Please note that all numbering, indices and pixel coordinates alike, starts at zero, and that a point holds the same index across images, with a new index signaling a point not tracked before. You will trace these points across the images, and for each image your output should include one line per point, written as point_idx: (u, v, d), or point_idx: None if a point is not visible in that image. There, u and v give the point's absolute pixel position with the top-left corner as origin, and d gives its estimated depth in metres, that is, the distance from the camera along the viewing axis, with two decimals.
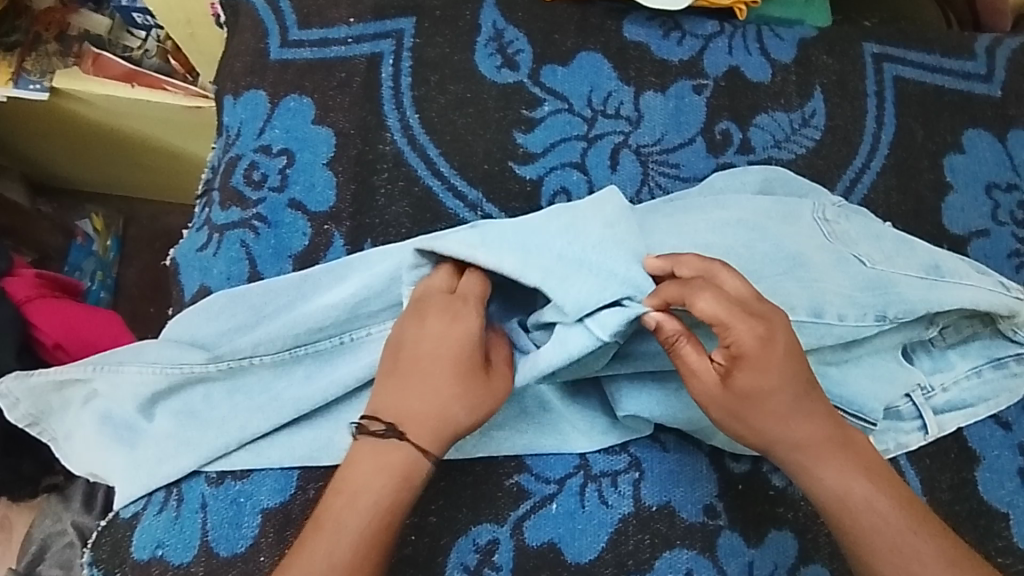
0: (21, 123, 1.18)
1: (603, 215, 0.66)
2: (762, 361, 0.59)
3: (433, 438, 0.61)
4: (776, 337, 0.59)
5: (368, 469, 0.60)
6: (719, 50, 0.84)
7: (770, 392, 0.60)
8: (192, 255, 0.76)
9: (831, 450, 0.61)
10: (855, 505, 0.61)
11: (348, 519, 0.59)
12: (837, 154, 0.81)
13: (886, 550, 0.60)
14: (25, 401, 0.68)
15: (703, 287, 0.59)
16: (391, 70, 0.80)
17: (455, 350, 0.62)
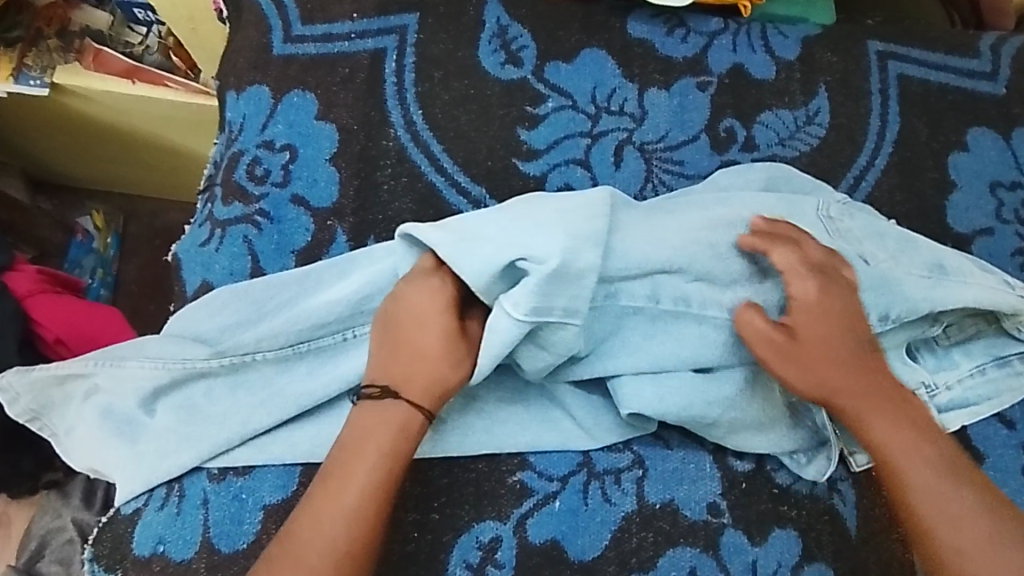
0: (22, 119, 1.18)
1: (572, 207, 0.65)
2: (820, 309, 0.65)
3: (425, 398, 0.63)
4: (834, 289, 0.65)
5: (365, 431, 0.61)
6: (723, 47, 0.84)
7: (830, 341, 0.64)
8: (194, 251, 0.75)
9: (882, 403, 0.64)
10: (903, 457, 0.62)
11: (349, 483, 0.60)
12: (841, 152, 0.81)
13: (936, 503, 0.61)
14: (26, 396, 0.68)
15: (784, 243, 0.66)
16: (394, 66, 0.80)
17: (440, 316, 0.63)
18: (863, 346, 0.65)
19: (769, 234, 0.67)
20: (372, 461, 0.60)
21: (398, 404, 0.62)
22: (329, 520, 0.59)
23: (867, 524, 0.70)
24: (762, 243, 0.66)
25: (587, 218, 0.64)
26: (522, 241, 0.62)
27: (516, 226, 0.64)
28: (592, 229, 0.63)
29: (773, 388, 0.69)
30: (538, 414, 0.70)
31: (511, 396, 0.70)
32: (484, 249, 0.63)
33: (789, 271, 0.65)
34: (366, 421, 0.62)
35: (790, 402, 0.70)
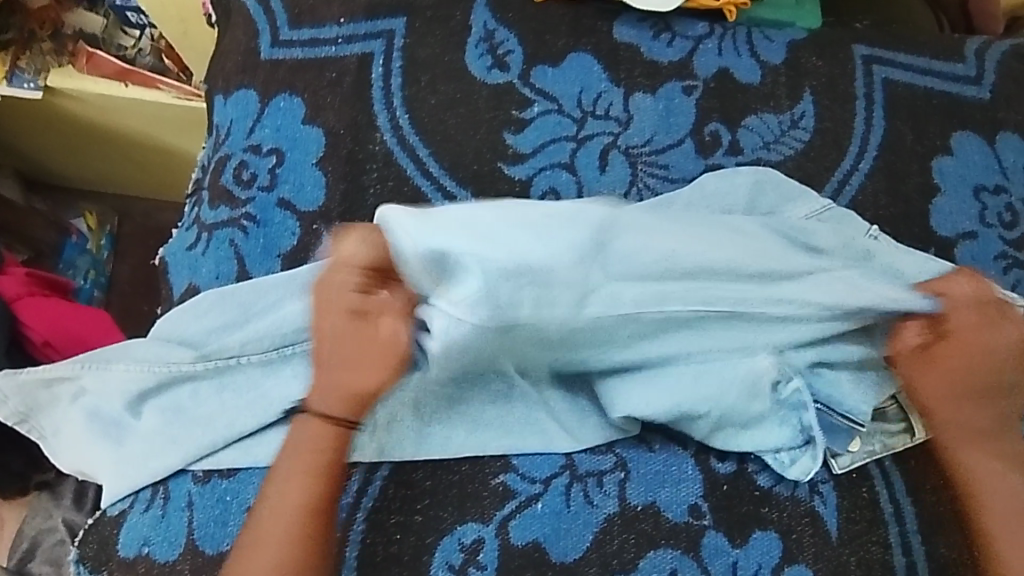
0: (16, 120, 1.19)
1: (528, 213, 0.66)
2: (970, 344, 0.67)
3: (339, 401, 0.64)
4: (986, 330, 0.68)
5: (287, 449, 0.64)
6: (709, 52, 0.84)
7: (960, 374, 0.67)
8: (181, 254, 0.76)
9: (985, 438, 0.68)
10: (986, 485, 0.68)
11: (279, 505, 0.62)
12: (827, 156, 0.81)
13: (1003, 531, 0.67)
14: (15, 398, 0.69)
15: (955, 280, 0.69)
16: (381, 70, 0.80)
17: (339, 315, 0.63)
18: (998, 385, 0.67)
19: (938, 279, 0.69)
20: (300, 478, 0.63)
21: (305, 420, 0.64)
22: (265, 542, 0.61)
23: (848, 527, 0.70)
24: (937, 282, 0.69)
25: (534, 225, 0.65)
26: (497, 248, 0.63)
27: (476, 229, 0.65)
28: (550, 237, 0.64)
29: (762, 385, 0.68)
30: (522, 416, 0.70)
31: (495, 398, 0.70)
32: (458, 248, 0.63)
33: (953, 301, 0.68)
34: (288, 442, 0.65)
35: (778, 399, 0.69)
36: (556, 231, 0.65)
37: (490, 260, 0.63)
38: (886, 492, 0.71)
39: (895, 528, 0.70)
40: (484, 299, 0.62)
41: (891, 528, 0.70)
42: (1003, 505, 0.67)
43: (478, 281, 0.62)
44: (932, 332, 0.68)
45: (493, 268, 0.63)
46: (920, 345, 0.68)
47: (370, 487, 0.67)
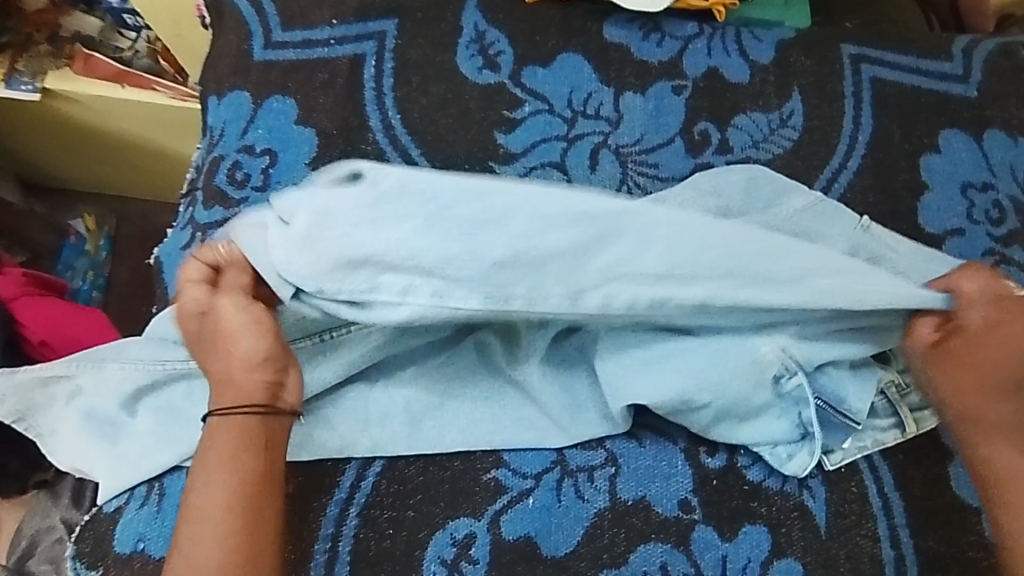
0: (14, 123, 1.20)
1: (393, 185, 0.63)
2: (988, 338, 0.65)
3: (229, 395, 0.64)
4: (1010, 326, 0.65)
5: (198, 457, 0.63)
6: (698, 51, 0.85)
7: (983, 369, 0.65)
8: (176, 254, 0.77)
9: (1009, 434, 0.66)
10: (1010, 482, 0.66)
11: (207, 511, 0.61)
12: (815, 154, 0.82)
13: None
14: (11, 397, 0.69)
15: (966, 275, 0.68)
16: (373, 70, 0.81)
17: (194, 318, 0.65)
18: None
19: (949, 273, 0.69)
20: (220, 479, 0.62)
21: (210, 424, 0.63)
22: (202, 551, 0.60)
23: (837, 520, 0.71)
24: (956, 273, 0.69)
25: (394, 196, 0.62)
26: (396, 232, 0.61)
27: (342, 214, 0.62)
28: (444, 215, 0.62)
29: (765, 376, 0.68)
30: (514, 413, 0.71)
31: (486, 395, 0.71)
32: (363, 233, 0.61)
33: (970, 298, 0.67)
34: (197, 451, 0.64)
35: (779, 392, 0.70)
36: (436, 203, 0.62)
37: (375, 246, 0.61)
38: (874, 486, 0.72)
39: (884, 522, 0.71)
40: (409, 289, 0.61)
41: (880, 521, 0.71)
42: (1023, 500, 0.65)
43: (381, 273, 0.61)
44: (947, 325, 0.67)
45: (387, 255, 0.61)
46: (936, 340, 0.67)
47: (363, 483, 0.68)
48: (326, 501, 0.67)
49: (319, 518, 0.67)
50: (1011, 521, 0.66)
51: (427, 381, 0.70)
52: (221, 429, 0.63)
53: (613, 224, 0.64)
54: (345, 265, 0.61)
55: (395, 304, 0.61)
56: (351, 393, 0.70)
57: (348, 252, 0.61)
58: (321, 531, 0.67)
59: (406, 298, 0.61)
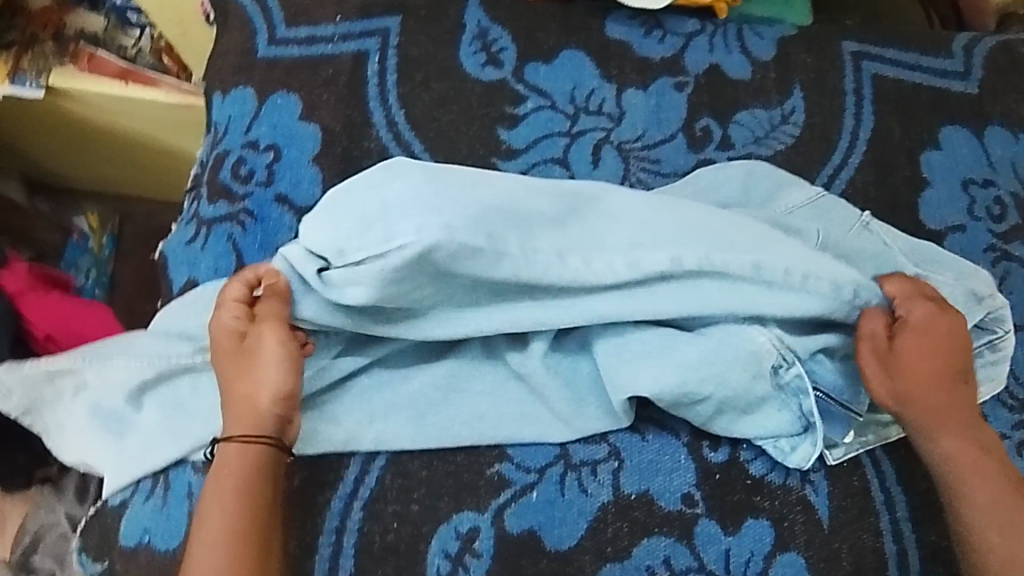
0: (16, 120, 1.20)
1: (389, 166, 0.69)
2: (925, 332, 0.70)
3: (245, 421, 0.64)
4: (940, 319, 0.70)
5: (212, 477, 0.63)
6: (700, 48, 0.85)
7: (922, 360, 0.69)
8: (181, 249, 0.77)
9: (954, 424, 0.69)
10: (964, 469, 0.68)
11: (208, 536, 0.62)
12: (816, 150, 0.82)
13: (990, 518, 0.66)
14: (18, 392, 0.70)
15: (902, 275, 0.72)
16: (376, 67, 0.81)
17: (227, 338, 0.66)
18: (956, 375, 0.70)
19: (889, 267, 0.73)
20: (225, 507, 0.62)
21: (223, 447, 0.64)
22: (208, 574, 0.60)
23: (840, 514, 0.71)
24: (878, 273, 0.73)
25: (394, 174, 0.68)
26: (408, 191, 0.66)
27: (352, 192, 0.68)
28: (443, 177, 0.67)
29: (763, 367, 0.69)
30: (517, 408, 0.71)
31: (490, 389, 0.71)
32: (375, 200, 0.66)
33: (898, 296, 0.71)
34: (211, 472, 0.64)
35: (779, 383, 0.70)
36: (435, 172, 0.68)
37: (382, 203, 0.65)
38: (877, 481, 0.72)
39: (886, 516, 0.71)
40: (421, 231, 0.63)
41: (882, 515, 0.71)
42: (983, 487, 0.67)
43: (392, 222, 0.64)
44: (888, 324, 0.71)
45: (394, 208, 0.65)
46: (883, 342, 0.70)
47: (368, 477, 0.68)
48: (331, 495, 0.68)
49: (323, 512, 0.67)
50: (974, 509, 0.67)
51: (431, 375, 0.70)
52: (234, 455, 0.63)
53: (594, 215, 0.70)
54: (361, 223, 0.65)
55: (405, 243, 0.62)
56: (355, 388, 0.70)
57: (361, 216, 0.65)
58: (326, 525, 0.67)
59: (407, 233, 0.63)
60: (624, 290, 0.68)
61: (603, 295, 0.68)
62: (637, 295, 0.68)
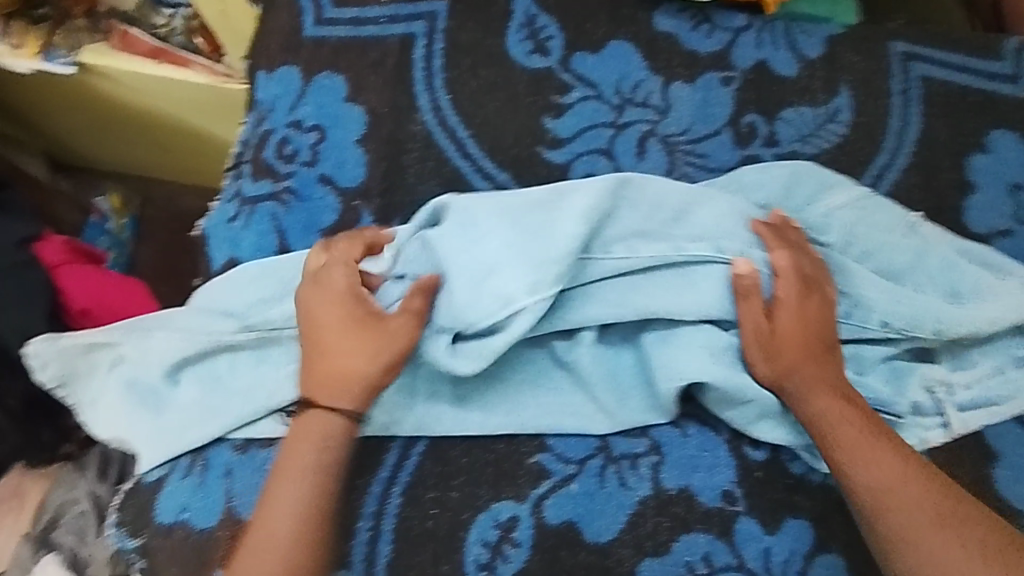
0: (48, 98, 1.20)
1: (471, 217, 0.69)
2: (800, 308, 0.69)
3: (346, 394, 0.64)
4: (812, 294, 0.70)
5: (295, 441, 0.63)
6: (748, 44, 0.84)
7: (792, 338, 0.68)
8: (222, 228, 0.76)
9: (826, 391, 0.67)
10: (839, 436, 0.66)
11: (279, 505, 0.61)
12: (861, 151, 0.82)
13: (878, 490, 0.63)
14: (54, 363, 0.69)
15: (778, 245, 0.71)
16: (423, 51, 0.80)
17: (351, 305, 0.65)
18: (828, 346, 0.69)
19: (773, 232, 0.72)
20: (306, 478, 0.62)
21: (316, 417, 0.64)
22: (271, 539, 0.59)
23: None
24: (767, 238, 0.71)
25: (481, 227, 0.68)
26: (518, 240, 0.67)
27: (450, 247, 0.67)
28: (525, 220, 0.68)
29: None
30: (560, 398, 0.70)
31: (532, 378, 0.70)
32: (486, 257, 0.66)
33: (781, 272, 0.69)
34: (293, 441, 0.63)
35: None
36: (519, 211, 0.69)
37: (494, 264, 0.66)
38: None
39: None
40: (536, 289, 0.65)
41: None
42: (840, 428, 0.66)
43: (508, 287, 0.65)
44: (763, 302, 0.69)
45: (505, 270, 0.66)
46: (765, 324, 0.69)
47: (407, 462, 0.68)
48: (370, 479, 0.67)
49: (362, 496, 0.67)
50: (864, 479, 0.64)
51: None
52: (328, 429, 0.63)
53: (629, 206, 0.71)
54: (473, 285, 0.66)
55: (522, 311, 0.65)
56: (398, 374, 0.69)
57: (476, 276, 0.66)
58: (364, 508, 0.66)
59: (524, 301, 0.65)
60: (672, 286, 0.69)
61: (647, 289, 0.69)
62: (681, 288, 0.69)
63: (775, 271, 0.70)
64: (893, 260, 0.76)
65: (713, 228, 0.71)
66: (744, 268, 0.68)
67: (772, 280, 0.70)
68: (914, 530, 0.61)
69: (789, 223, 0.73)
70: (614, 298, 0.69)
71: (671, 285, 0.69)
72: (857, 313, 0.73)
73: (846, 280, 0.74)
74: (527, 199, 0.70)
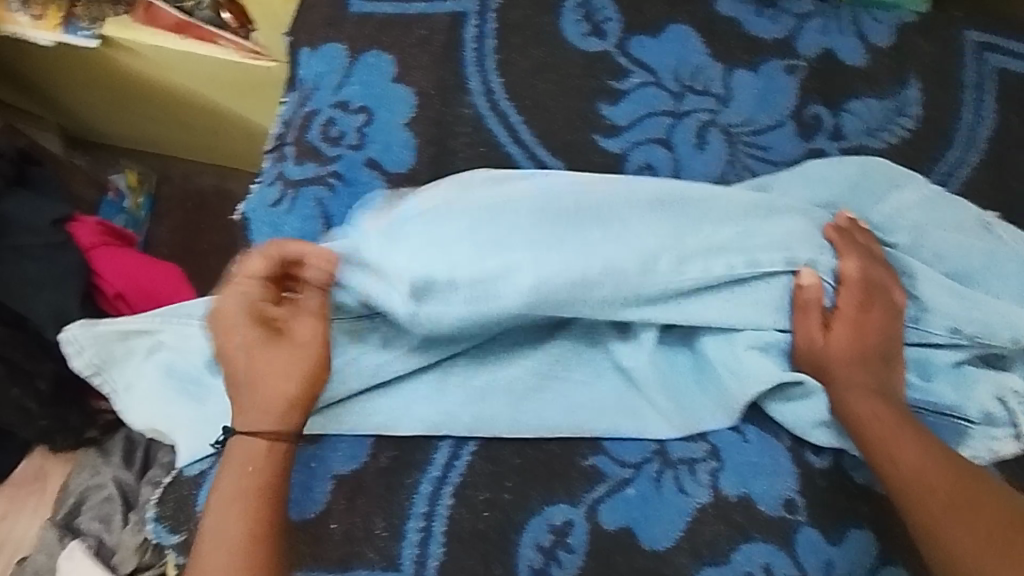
0: (67, 75, 1.17)
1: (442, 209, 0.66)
2: (858, 321, 0.66)
3: (267, 414, 0.59)
4: (874, 307, 0.67)
5: (229, 467, 0.58)
6: (813, 30, 0.80)
7: (846, 353, 0.66)
8: (263, 211, 0.73)
9: (872, 395, 0.65)
10: (877, 429, 0.64)
11: (216, 542, 0.55)
12: (932, 146, 0.78)
13: (908, 480, 0.62)
14: (91, 349, 0.66)
15: (849, 249, 0.68)
16: (474, 30, 0.77)
17: (252, 319, 0.60)
18: (884, 360, 0.66)
19: (845, 237, 0.69)
20: (241, 512, 0.56)
21: (243, 447, 0.58)
22: (221, 559, 0.55)
23: None
24: (838, 245, 0.69)
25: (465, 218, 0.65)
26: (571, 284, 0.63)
27: (453, 216, 0.65)
28: (583, 246, 0.64)
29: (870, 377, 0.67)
30: (617, 400, 0.67)
31: (588, 378, 0.67)
32: (489, 235, 0.64)
33: (847, 280, 0.67)
34: (224, 472, 0.58)
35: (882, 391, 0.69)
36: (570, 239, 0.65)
37: (482, 254, 0.63)
38: None
39: None
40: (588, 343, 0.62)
41: None
42: (879, 434, 0.64)
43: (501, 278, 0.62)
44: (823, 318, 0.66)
45: (492, 262, 0.63)
46: (821, 341, 0.66)
47: (458, 461, 0.65)
48: (419, 478, 0.65)
49: (411, 495, 0.64)
50: (897, 471, 0.62)
51: (530, 361, 0.67)
52: (258, 454, 0.58)
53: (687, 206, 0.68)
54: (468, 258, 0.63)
55: (506, 301, 0.62)
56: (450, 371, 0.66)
57: (466, 250, 0.64)
58: (412, 508, 0.64)
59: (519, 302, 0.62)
60: (738, 286, 0.67)
61: (717, 299, 0.66)
62: (748, 293, 0.67)
63: (840, 280, 0.68)
64: (963, 260, 0.72)
65: (779, 232, 0.67)
66: (809, 280, 0.66)
67: (836, 289, 0.68)
68: (936, 521, 0.60)
69: (859, 225, 0.71)
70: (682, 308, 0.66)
71: (738, 292, 0.67)
72: (924, 319, 0.70)
73: (911, 284, 0.71)
74: (584, 218, 0.66)
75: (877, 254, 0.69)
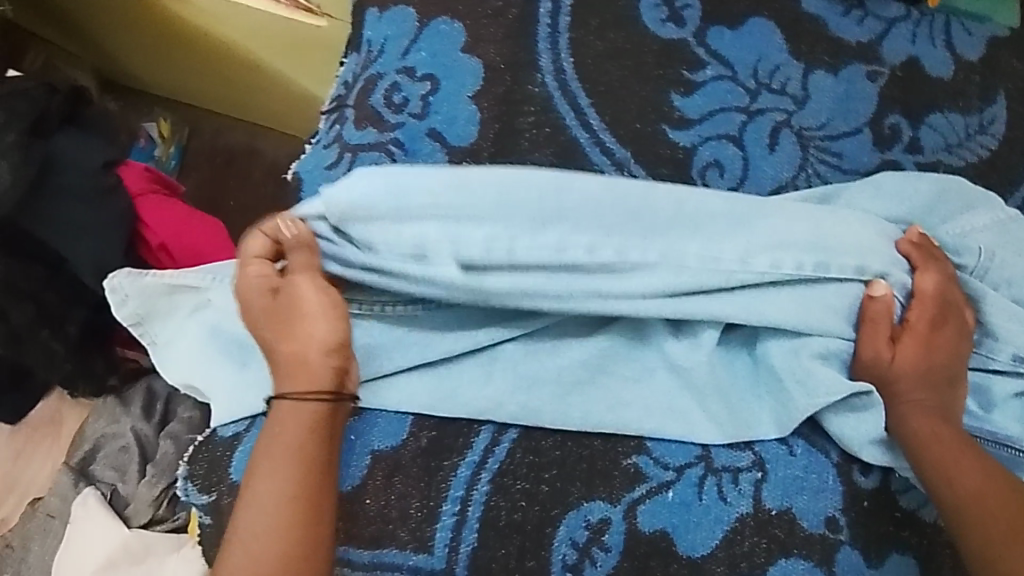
0: (111, 15, 1.14)
1: (487, 184, 0.62)
2: (929, 338, 0.64)
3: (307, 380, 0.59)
4: (947, 325, 0.65)
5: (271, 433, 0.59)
6: (901, 36, 0.77)
7: (907, 372, 0.64)
8: (319, 172, 0.72)
9: (932, 414, 0.63)
10: (932, 448, 0.62)
11: (266, 495, 0.57)
12: (1012, 168, 0.75)
13: (963, 503, 0.60)
14: (135, 300, 0.65)
15: (926, 266, 0.66)
16: (549, 6, 0.74)
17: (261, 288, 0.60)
18: (949, 381, 0.64)
19: (922, 252, 0.66)
20: (295, 454, 0.58)
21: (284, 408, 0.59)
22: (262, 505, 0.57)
23: None
24: (914, 259, 0.66)
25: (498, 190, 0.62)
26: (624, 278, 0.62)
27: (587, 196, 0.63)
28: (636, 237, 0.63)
29: None
30: (666, 399, 0.65)
31: (637, 375, 0.66)
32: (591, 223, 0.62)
33: (920, 296, 0.65)
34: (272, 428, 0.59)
35: None
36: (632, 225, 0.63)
37: (532, 225, 0.62)
38: None
39: None
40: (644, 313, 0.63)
41: None
42: (938, 451, 0.61)
43: (557, 250, 0.61)
44: (892, 330, 0.64)
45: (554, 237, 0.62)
46: (887, 355, 0.64)
47: (498, 448, 0.64)
48: (458, 461, 0.63)
49: (448, 479, 0.63)
50: (948, 492, 0.60)
51: (582, 352, 0.65)
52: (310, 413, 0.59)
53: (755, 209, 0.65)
54: (542, 235, 0.62)
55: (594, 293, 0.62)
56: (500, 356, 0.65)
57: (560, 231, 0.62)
58: (449, 492, 0.63)
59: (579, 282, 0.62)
60: (799, 293, 0.64)
61: (778, 302, 0.64)
62: (811, 299, 0.64)
63: (913, 293, 0.65)
64: None
65: (847, 241, 0.64)
66: (880, 292, 0.64)
67: (907, 303, 0.66)
68: (991, 544, 0.58)
69: (930, 240, 0.68)
70: (747, 313, 0.63)
71: (802, 296, 0.64)
72: (987, 345, 0.67)
73: (980, 308, 0.67)
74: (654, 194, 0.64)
75: (948, 271, 0.66)
